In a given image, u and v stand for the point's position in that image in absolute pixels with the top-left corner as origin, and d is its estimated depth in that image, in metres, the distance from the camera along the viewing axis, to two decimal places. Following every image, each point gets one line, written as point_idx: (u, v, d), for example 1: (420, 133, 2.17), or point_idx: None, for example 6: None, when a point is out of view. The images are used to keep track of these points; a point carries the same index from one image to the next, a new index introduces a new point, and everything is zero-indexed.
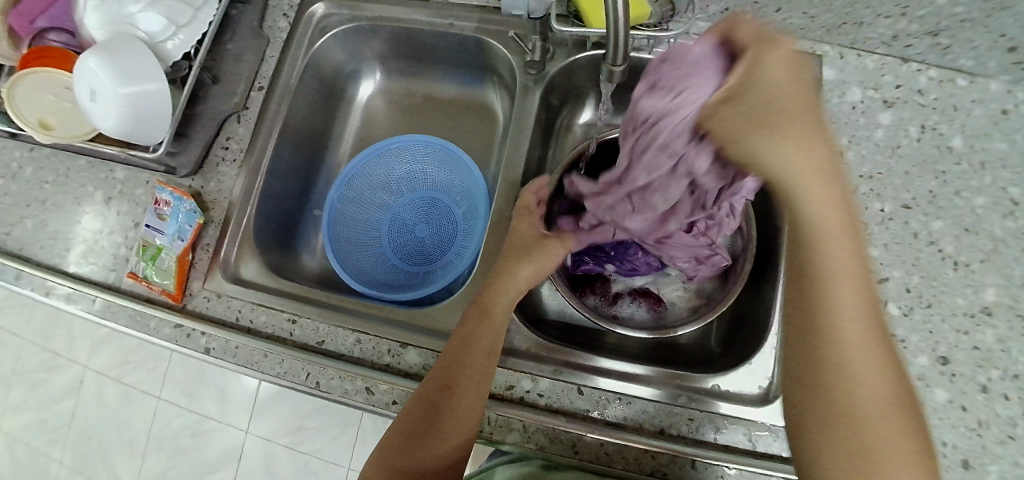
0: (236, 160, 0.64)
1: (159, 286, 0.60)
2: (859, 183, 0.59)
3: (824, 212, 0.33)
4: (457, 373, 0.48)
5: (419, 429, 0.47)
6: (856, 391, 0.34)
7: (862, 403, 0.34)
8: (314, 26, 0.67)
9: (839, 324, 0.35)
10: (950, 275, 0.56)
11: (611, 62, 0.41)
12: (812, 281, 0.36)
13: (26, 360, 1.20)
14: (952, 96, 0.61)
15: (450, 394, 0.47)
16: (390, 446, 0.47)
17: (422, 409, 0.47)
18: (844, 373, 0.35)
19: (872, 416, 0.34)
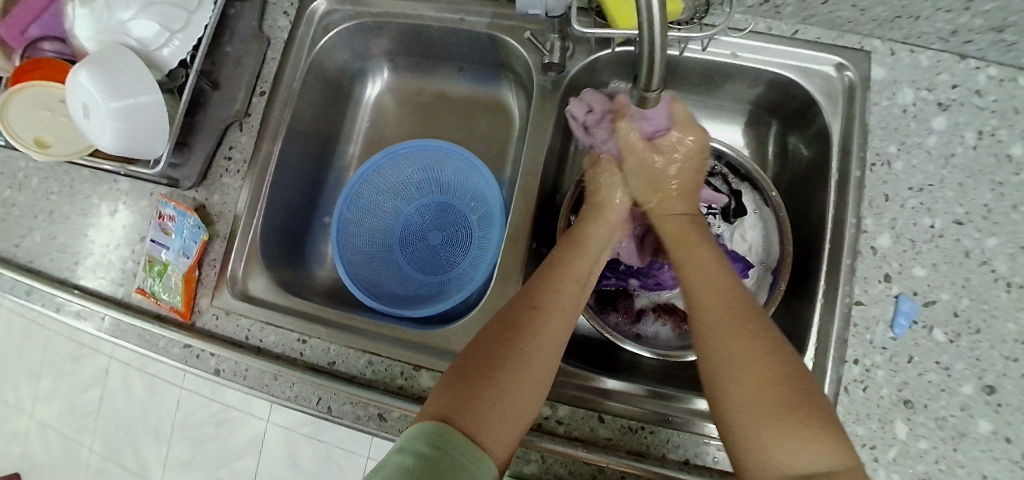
0: (240, 171, 0.62)
1: (167, 303, 0.59)
2: (908, 197, 0.54)
3: (681, 235, 0.52)
4: (541, 308, 0.46)
5: (490, 364, 0.41)
6: (748, 389, 0.37)
7: (734, 363, 0.39)
8: (317, 24, 0.63)
9: (715, 308, 0.43)
10: (1003, 297, 0.52)
11: (643, 87, 0.37)
12: (710, 313, 0.43)
13: (54, 350, 1.22)
14: (1015, 97, 0.55)
15: (530, 332, 0.44)
16: (455, 385, 0.40)
17: (493, 345, 0.43)
18: (752, 376, 0.38)
19: (741, 372, 0.38)
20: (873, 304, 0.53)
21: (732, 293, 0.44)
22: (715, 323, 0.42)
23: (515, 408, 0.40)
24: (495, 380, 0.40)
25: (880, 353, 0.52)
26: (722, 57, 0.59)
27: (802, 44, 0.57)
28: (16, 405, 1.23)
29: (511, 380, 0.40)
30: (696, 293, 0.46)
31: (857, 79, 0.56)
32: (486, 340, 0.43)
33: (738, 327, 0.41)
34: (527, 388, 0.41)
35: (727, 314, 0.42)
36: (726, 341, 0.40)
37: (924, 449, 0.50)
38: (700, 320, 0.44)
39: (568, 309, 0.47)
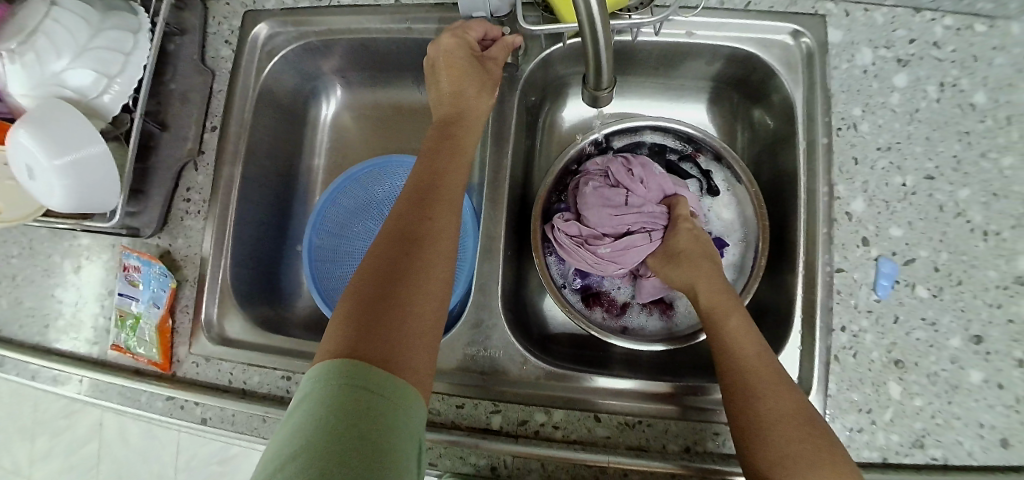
0: (201, 212, 0.59)
1: (144, 357, 0.57)
2: (878, 157, 0.53)
3: (708, 293, 0.48)
4: (418, 255, 0.41)
5: (374, 305, 0.37)
6: (785, 450, 0.38)
7: (776, 436, 0.38)
8: (260, 50, 0.60)
9: (752, 369, 0.42)
10: (981, 246, 0.53)
11: (595, 87, 0.43)
12: (735, 373, 0.43)
13: (46, 408, 1.18)
14: (972, 45, 0.55)
15: (411, 267, 0.40)
16: (348, 325, 0.36)
17: (375, 285, 0.39)
18: (778, 436, 0.38)
19: (781, 438, 0.38)
20: (856, 269, 0.52)
21: (765, 362, 0.43)
22: (753, 387, 0.41)
23: (418, 331, 0.38)
24: (398, 290, 0.39)
25: (866, 317, 0.51)
26: (678, 37, 0.58)
27: (757, 14, 0.56)
28: (14, 470, 1.20)
29: (415, 289, 0.39)
30: (726, 351, 0.44)
31: (815, 44, 0.55)
32: (378, 263, 0.40)
33: (775, 384, 0.41)
34: (430, 305, 0.40)
35: (765, 377, 0.41)
36: (765, 384, 0.41)
37: (919, 406, 0.51)
38: (729, 382, 0.43)
39: (447, 251, 0.43)
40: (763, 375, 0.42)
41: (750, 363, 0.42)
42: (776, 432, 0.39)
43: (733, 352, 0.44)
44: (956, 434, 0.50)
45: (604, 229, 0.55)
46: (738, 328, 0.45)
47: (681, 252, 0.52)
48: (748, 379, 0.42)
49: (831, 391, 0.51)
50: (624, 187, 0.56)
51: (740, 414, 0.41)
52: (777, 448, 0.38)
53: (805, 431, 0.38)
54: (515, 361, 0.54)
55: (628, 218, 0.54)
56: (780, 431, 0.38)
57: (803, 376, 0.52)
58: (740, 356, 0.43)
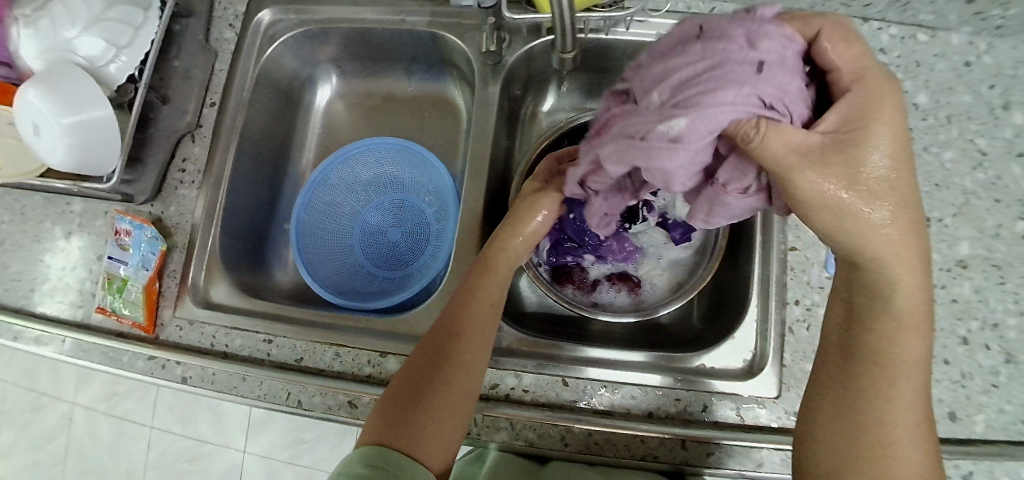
0: (195, 181, 0.62)
1: (129, 319, 0.59)
2: None
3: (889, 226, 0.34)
4: (447, 360, 0.46)
5: (406, 400, 0.45)
6: (898, 476, 0.36)
7: (900, 447, 0.36)
8: (263, 35, 0.65)
9: (900, 362, 0.36)
10: None
11: (562, 50, 0.48)
12: (876, 373, 0.36)
13: (11, 401, 1.14)
14: (915, 52, 0.61)
15: (442, 371, 0.46)
16: (384, 416, 0.45)
17: (417, 378, 0.46)
18: (896, 457, 0.36)
19: (907, 458, 0.36)
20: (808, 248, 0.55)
21: (920, 353, 0.36)
22: (893, 396, 0.36)
23: (443, 420, 0.44)
24: (426, 391, 0.45)
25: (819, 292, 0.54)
26: (648, 37, 0.61)
27: (720, 18, 0.61)
28: None
29: (442, 390, 0.45)
30: (881, 342, 0.36)
31: None
32: (415, 367, 0.47)
33: (912, 390, 0.36)
34: (456, 400, 0.45)
35: (913, 377, 0.36)
36: (909, 393, 0.36)
37: None
38: (874, 382, 0.36)
39: (477, 352, 0.47)
40: (910, 377, 0.36)
41: (899, 363, 0.36)
42: (905, 453, 0.36)
43: (885, 346, 0.36)
44: None
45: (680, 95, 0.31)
46: (901, 312, 0.36)
47: (865, 152, 0.32)
48: (894, 386, 0.36)
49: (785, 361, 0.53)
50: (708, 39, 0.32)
51: (883, 433, 0.36)
52: (894, 471, 0.36)
53: (925, 449, 0.36)
54: None
55: (728, 62, 0.30)
56: (906, 454, 0.36)
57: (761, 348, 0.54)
58: (884, 350, 0.36)
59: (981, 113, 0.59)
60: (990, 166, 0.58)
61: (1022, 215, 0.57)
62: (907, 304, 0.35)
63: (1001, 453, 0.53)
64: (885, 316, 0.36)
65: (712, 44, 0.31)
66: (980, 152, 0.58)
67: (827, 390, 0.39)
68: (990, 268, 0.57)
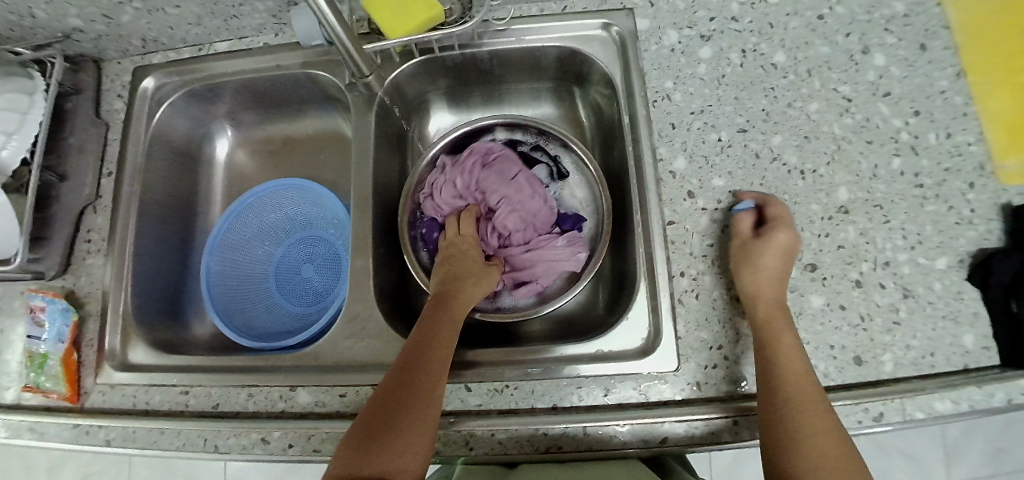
0: (101, 249, 0.64)
1: (52, 392, 0.60)
2: (693, 119, 0.59)
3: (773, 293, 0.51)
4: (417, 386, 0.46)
5: (377, 429, 0.44)
6: (817, 456, 0.42)
7: (815, 436, 0.43)
8: (150, 100, 0.67)
9: (787, 368, 0.47)
10: (801, 184, 0.57)
11: (360, 73, 0.59)
12: (779, 377, 0.46)
13: None
14: (767, 14, 0.63)
15: (412, 396, 0.46)
16: (352, 445, 0.43)
17: (381, 410, 0.45)
18: (806, 442, 0.43)
19: (818, 443, 0.43)
20: (685, 220, 0.57)
21: (800, 366, 0.47)
22: (791, 393, 0.45)
23: (414, 446, 0.44)
24: (398, 419, 0.44)
25: (702, 261, 0.56)
26: (510, 44, 0.64)
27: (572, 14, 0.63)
28: None
29: (412, 417, 0.45)
30: (771, 349, 0.48)
31: (626, 33, 0.63)
32: (383, 394, 0.46)
33: (807, 400, 0.45)
34: (424, 427, 0.45)
35: (805, 378, 0.46)
36: (802, 395, 0.45)
37: None
38: (780, 386, 0.46)
39: (440, 377, 0.48)
40: (799, 377, 0.46)
41: (794, 369, 0.47)
42: (809, 437, 0.43)
43: (777, 354, 0.47)
44: (812, 358, 0.53)
45: (509, 181, 0.65)
46: (781, 330, 0.49)
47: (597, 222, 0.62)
48: (790, 387, 0.46)
49: (681, 332, 0.54)
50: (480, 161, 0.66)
51: (779, 422, 0.44)
52: (812, 451, 0.43)
53: (830, 438, 0.43)
54: (392, 344, 0.58)
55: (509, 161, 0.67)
56: (816, 440, 0.43)
57: (655, 323, 0.55)
58: (776, 357, 0.47)
59: (842, 62, 0.60)
60: (857, 110, 0.59)
61: (899, 151, 0.57)
62: (778, 325, 0.49)
63: (910, 390, 0.51)
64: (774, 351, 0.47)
65: (482, 150, 0.67)
66: (844, 99, 0.59)
67: (771, 423, 0.45)
68: (872, 208, 0.56)
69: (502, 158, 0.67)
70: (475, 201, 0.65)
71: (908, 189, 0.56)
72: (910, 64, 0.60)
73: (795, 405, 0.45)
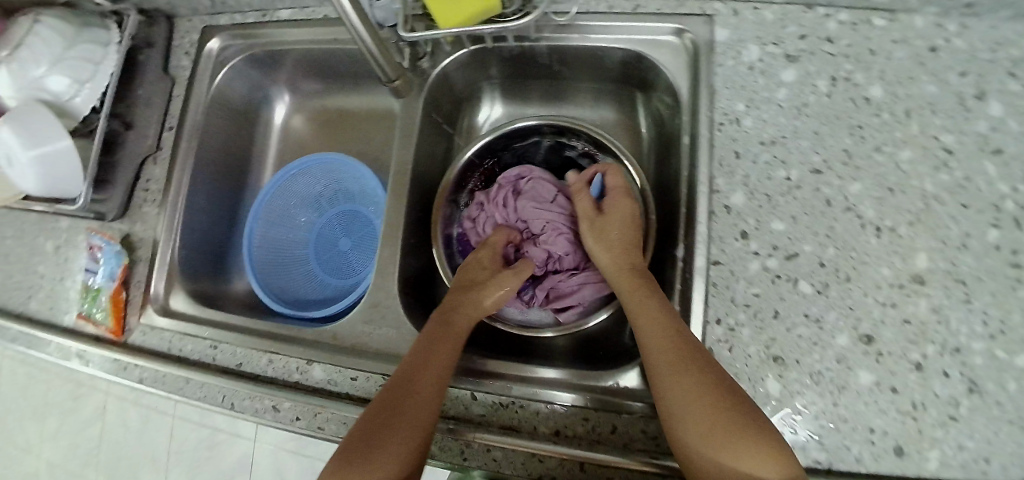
0: (156, 200, 0.68)
1: (100, 324, 0.66)
2: (761, 151, 0.53)
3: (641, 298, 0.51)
4: (413, 387, 0.46)
5: (368, 433, 0.43)
6: (701, 423, 0.41)
7: (696, 401, 0.42)
8: (213, 60, 0.69)
9: (657, 337, 0.47)
10: (873, 242, 0.50)
11: (387, 78, 0.58)
12: (661, 345, 0.47)
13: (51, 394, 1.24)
14: (870, 38, 0.54)
15: (405, 398, 0.45)
16: (342, 452, 0.43)
17: (372, 415, 0.45)
18: (687, 409, 0.42)
19: (699, 409, 0.42)
20: (732, 262, 0.51)
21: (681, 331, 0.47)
22: (670, 361, 0.45)
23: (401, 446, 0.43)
24: (387, 418, 0.44)
25: (743, 311, 0.51)
26: (571, 40, 0.60)
27: (644, 16, 0.57)
28: (25, 448, 1.24)
29: (403, 416, 0.44)
30: (638, 318, 0.49)
31: (702, 43, 0.56)
32: (381, 399, 0.46)
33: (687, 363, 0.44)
34: (416, 429, 0.44)
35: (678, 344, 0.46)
36: (680, 359, 0.44)
37: (800, 406, 0.48)
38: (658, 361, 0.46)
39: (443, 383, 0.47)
40: (681, 345, 0.46)
41: (672, 335, 0.47)
42: (696, 406, 0.42)
43: (644, 320, 0.49)
44: (842, 439, 0.47)
45: (547, 197, 0.65)
46: (653, 302, 0.50)
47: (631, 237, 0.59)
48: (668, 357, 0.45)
49: None
50: (516, 187, 0.67)
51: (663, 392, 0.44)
52: (703, 422, 0.41)
53: (721, 406, 0.41)
54: (406, 338, 0.58)
55: (543, 182, 0.67)
56: (710, 410, 0.41)
57: None
58: (646, 326, 0.48)
59: (952, 106, 0.52)
60: (959, 166, 0.50)
61: (998, 222, 0.49)
62: (641, 297, 0.51)
63: None
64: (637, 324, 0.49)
65: (516, 177, 0.67)
66: (946, 150, 0.51)
67: (664, 398, 0.44)
68: (953, 284, 0.48)
69: (536, 180, 0.67)
70: (518, 228, 0.65)
71: (1005, 267, 0.48)
72: None
73: (674, 369, 0.44)
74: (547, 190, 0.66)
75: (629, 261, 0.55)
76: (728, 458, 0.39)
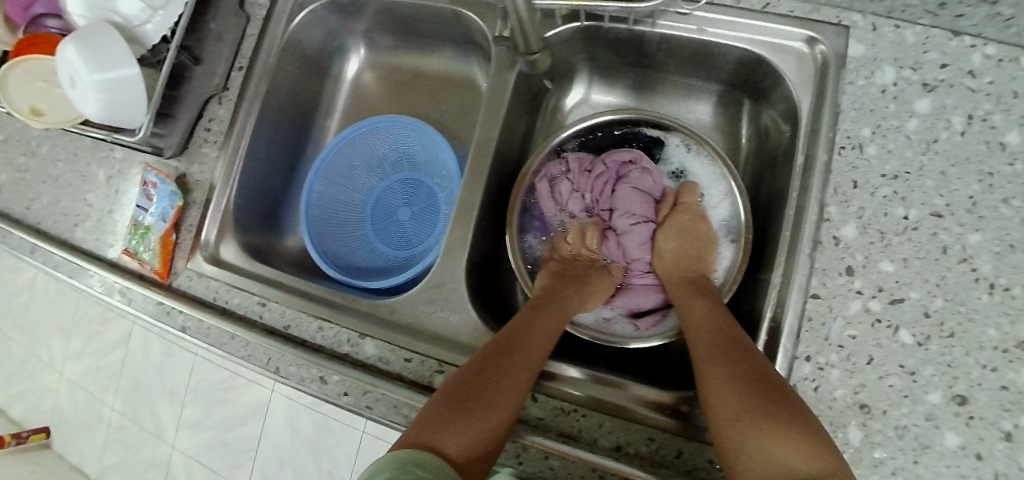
0: (217, 142, 0.65)
1: (146, 264, 0.63)
2: (881, 184, 0.49)
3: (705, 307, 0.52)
4: (498, 359, 0.47)
5: (448, 398, 0.44)
6: (732, 409, 0.42)
7: (726, 386, 0.43)
8: (293, 1, 0.64)
9: (700, 332, 0.50)
10: (981, 300, 0.46)
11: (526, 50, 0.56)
12: (702, 338, 0.49)
13: (78, 314, 1.24)
14: (1014, 80, 0.48)
15: (487, 369, 0.46)
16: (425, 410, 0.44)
17: (457, 382, 0.45)
18: (719, 395, 0.43)
19: (731, 394, 0.42)
20: (832, 297, 0.49)
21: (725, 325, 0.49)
22: (707, 351, 0.47)
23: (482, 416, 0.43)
24: (469, 387, 0.44)
25: (835, 351, 0.48)
26: (688, 32, 0.55)
27: (776, 18, 0.53)
28: (48, 362, 1.25)
29: (485, 386, 0.44)
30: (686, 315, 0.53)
31: (830, 56, 0.51)
32: (465, 370, 0.46)
33: (727, 351, 0.46)
34: (498, 402, 0.44)
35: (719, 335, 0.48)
36: (718, 349, 0.46)
37: (877, 457, 0.45)
38: (700, 353, 0.48)
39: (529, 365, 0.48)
40: (719, 337, 0.48)
41: (711, 328, 0.49)
42: (728, 392, 0.43)
43: (691, 316, 0.52)
44: None
45: (647, 192, 0.62)
46: (705, 303, 0.53)
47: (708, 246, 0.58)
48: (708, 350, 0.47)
49: None
50: (615, 173, 0.62)
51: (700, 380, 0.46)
52: (735, 408, 0.42)
53: (753, 390, 0.41)
54: (467, 327, 0.55)
55: (649, 174, 0.62)
56: (740, 395, 0.42)
57: None
58: (692, 320, 0.52)
59: None
60: None
61: None
62: (693, 298, 0.54)
63: None
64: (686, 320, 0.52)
65: (619, 162, 0.62)
66: None
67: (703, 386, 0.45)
68: None
69: (642, 168, 0.62)
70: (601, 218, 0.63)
71: None
72: None
73: (713, 358, 0.46)
74: (649, 185, 0.62)
75: (693, 268, 0.57)
76: (777, 445, 0.38)
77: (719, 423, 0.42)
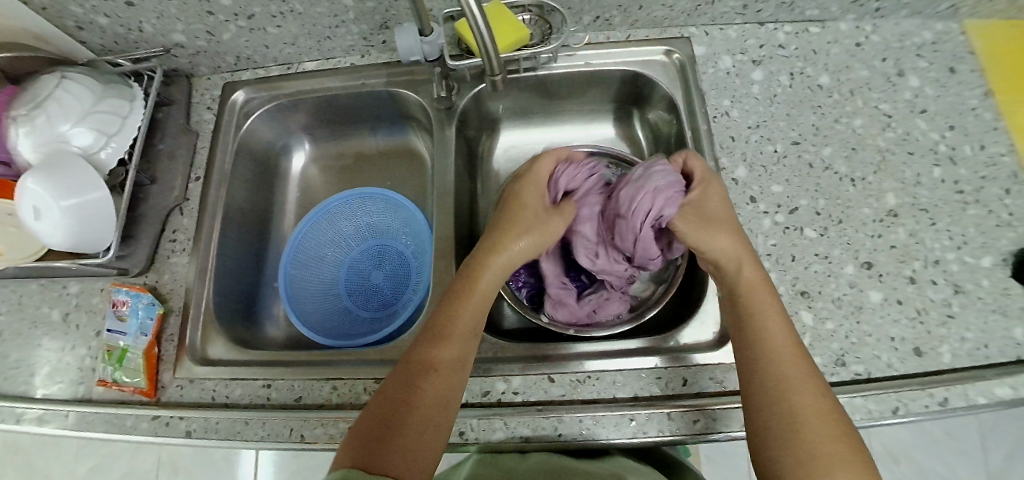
0: (186, 249, 0.67)
1: (130, 386, 0.60)
2: (750, 134, 0.65)
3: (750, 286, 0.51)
4: (430, 369, 0.47)
5: (386, 418, 0.44)
6: (800, 435, 0.42)
7: (807, 414, 0.43)
8: (239, 112, 0.73)
9: (762, 346, 0.47)
10: (851, 190, 0.62)
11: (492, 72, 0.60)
12: (759, 347, 0.47)
13: None
14: (810, 42, 0.70)
15: (425, 381, 0.46)
16: (360, 436, 0.43)
17: (391, 397, 0.45)
18: (789, 420, 0.43)
19: (806, 425, 0.42)
20: (748, 223, 0.61)
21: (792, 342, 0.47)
22: (764, 362, 0.46)
23: (420, 436, 0.43)
24: (405, 404, 0.45)
25: (767, 260, 0.60)
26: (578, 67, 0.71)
27: (636, 43, 0.71)
28: None
29: (420, 399, 0.45)
30: (748, 317, 0.49)
31: (685, 59, 0.69)
32: (398, 381, 0.47)
33: (795, 369, 0.45)
34: (433, 415, 0.45)
35: (787, 349, 0.47)
36: (792, 372, 0.45)
37: (831, 329, 0.56)
38: (763, 361, 0.46)
39: (456, 367, 0.48)
40: (785, 352, 0.46)
41: (777, 339, 0.47)
42: (802, 421, 0.43)
43: (751, 319, 0.49)
44: (871, 350, 0.55)
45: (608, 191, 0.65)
46: (765, 305, 0.49)
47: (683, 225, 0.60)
48: (777, 367, 0.46)
49: None
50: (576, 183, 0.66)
51: (763, 394, 0.45)
52: (800, 435, 0.42)
53: (826, 422, 0.42)
54: None
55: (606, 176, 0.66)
56: (814, 427, 0.42)
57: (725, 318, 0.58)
58: (754, 322, 0.49)
59: (881, 83, 0.67)
60: (898, 125, 0.65)
61: (938, 162, 0.62)
62: (758, 298, 0.50)
63: (970, 377, 0.53)
64: (757, 323, 0.48)
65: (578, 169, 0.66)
66: (886, 115, 0.65)
67: (767, 404, 0.44)
68: (919, 212, 0.61)
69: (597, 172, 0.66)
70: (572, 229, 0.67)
71: (950, 194, 0.61)
72: (942, 84, 0.66)
73: (785, 379, 0.45)
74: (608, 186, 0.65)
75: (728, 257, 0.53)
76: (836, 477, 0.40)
77: (783, 447, 0.42)
